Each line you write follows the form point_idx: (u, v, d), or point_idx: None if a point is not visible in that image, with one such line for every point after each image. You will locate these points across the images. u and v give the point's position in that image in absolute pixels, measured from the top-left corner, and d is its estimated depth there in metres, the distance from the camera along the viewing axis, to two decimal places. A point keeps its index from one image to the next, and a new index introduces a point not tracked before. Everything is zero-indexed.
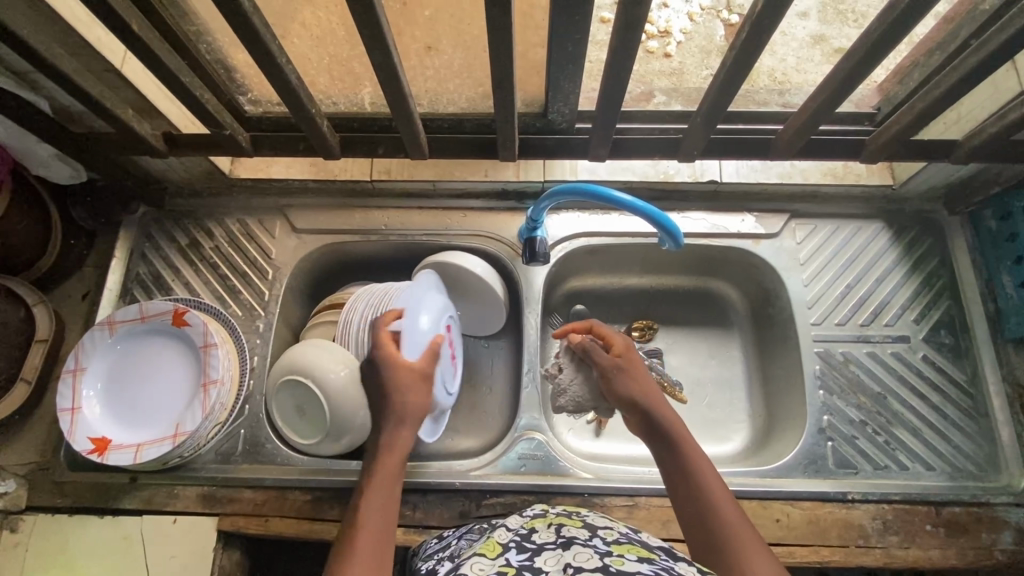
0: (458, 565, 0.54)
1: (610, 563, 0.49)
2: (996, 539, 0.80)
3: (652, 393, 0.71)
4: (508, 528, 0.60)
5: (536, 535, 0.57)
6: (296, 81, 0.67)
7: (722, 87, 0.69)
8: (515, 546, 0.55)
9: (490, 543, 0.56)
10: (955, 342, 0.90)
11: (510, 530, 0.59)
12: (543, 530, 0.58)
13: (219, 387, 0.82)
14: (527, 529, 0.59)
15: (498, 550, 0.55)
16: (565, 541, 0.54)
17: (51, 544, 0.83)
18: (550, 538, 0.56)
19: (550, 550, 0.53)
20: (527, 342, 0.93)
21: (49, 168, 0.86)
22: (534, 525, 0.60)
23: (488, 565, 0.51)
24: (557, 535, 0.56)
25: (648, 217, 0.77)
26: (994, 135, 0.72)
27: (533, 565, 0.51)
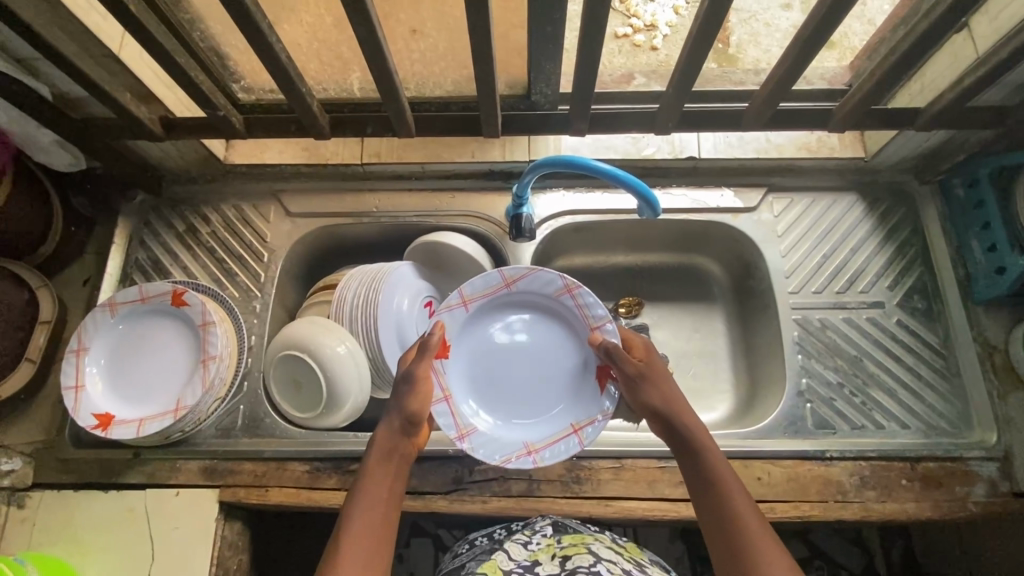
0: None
1: None
2: (969, 492, 0.83)
3: (676, 403, 0.72)
4: (513, 555, 0.72)
5: (540, 567, 0.69)
6: (287, 61, 0.70)
7: (691, 59, 0.72)
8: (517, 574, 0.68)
9: (495, 566, 0.69)
10: (928, 306, 0.93)
11: (514, 559, 0.71)
12: (547, 562, 0.69)
13: (219, 363, 0.85)
14: (531, 561, 0.70)
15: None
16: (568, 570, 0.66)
17: (57, 519, 0.85)
18: (553, 570, 0.67)
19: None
20: (565, 318, 0.87)
21: (50, 155, 0.88)
22: (538, 556, 0.71)
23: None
24: (560, 566, 0.67)
25: (631, 187, 0.80)
26: (953, 101, 0.75)
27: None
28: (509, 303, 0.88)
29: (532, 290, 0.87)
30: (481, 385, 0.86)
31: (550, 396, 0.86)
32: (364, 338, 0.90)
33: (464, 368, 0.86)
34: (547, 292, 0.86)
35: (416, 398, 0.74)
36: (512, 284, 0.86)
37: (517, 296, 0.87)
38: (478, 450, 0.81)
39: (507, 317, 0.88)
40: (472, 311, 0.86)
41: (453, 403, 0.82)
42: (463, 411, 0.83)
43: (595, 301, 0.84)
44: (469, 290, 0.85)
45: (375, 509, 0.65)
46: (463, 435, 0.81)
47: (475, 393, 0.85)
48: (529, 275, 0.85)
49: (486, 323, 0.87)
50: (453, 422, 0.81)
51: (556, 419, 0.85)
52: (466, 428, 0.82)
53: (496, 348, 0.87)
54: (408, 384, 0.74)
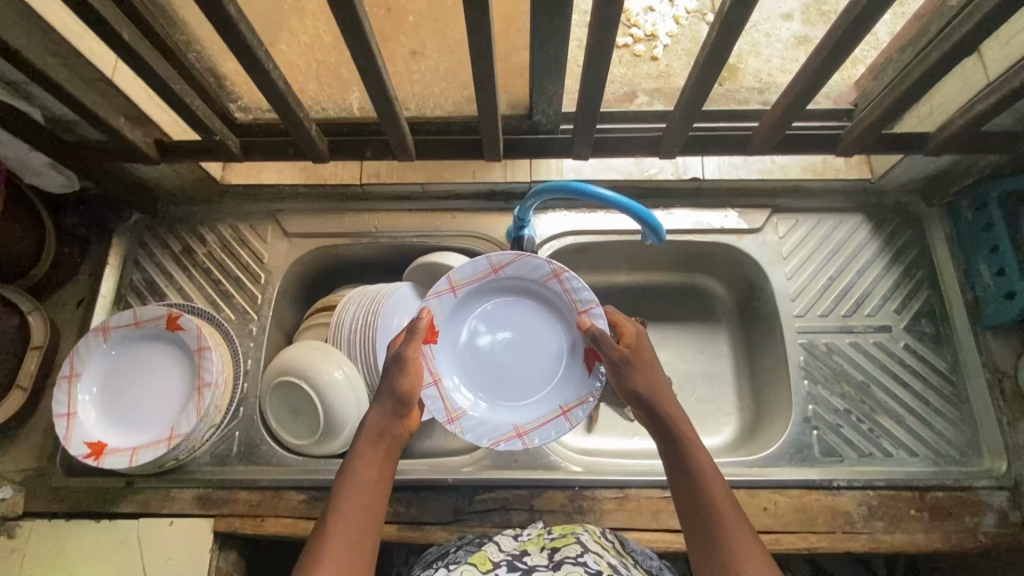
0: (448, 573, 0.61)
1: None
2: (979, 522, 0.82)
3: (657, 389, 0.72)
4: (502, 546, 0.67)
5: (527, 558, 0.63)
6: (284, 87, 0.68)
7: (697, 84, 0.71)
8: (506, 565, 0.62)
9: (482, 556, 0.63)
10: (936, 330, 0.92)
11: (503, 549, 0.65)
12: (536, 553, 0.64)
13: (214, 389, 0.84)
14: (519, 551, 0.65)
15: (489, 565, 0.61)
16: (556, 562, 0.60)
17: (47, 551, 0.82)
18: (542, 560, 0.62)
19: (540, 571, 0.59)
20: (553, 302, 0.87)
21: (43, 177, 0.86)
22: (527, 547, 0.66)
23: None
24: (548, 558, 0.62)
25: (633, 214, 0.79)
26: (963, 127, 0.74)
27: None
28: (497, 289, 0.88)
29: (520, 276, 0.87)
30: (470, 369, 0.86)
31: (538, 378, 0.86)
32: (362, 362, 0.89)
33: (454, 352, 0.86)
34: (534, 278, 0.86)
35: (408, 378, 0.73)
36: (499, 270, 0.86)
37: (506, 283, 0.88)
38: (468, 432, 0.81)
39: (496, 303, 0.88)
40: (461, 297, 0.86)
41: (443, 387, 0.83)
42: (452, 394, 0.83)
43: (581, 286, 0.84)
44: (458, 276, 0.85)
45: (366, 493, 0.63)
46: (453, 418, 0.82)
47: (464, 376, 0.86)
48: (516, 261, 0.85)
49: (474, 308, 0.88)
50: (443, 405, 0.82)
51: (545, 401, 0.85)
52: (456, 412, 0.82)
53: (485, 333, 0.88)
54: (398, 366, 0.73)
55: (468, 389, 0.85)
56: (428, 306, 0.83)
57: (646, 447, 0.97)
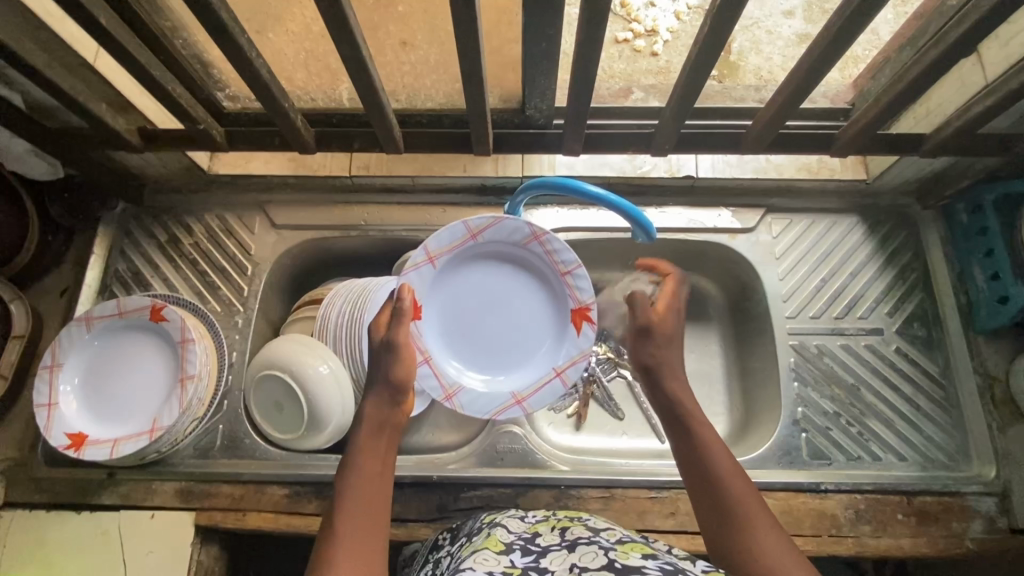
0: (461, 559, 0.56)
1: (615, 559, 0.52)
2: (966, 528, 0.81)
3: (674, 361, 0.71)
4: (510, 529, 0.62)
5: (540, 538, 0.60)
6: (268, 77, 0.67)
7: (690, 81, 0.70)
8: (518, 548, 0.58)
9: (493, 540, 0.59)
10: (928, 334, 0.91)
11: (513, 532, 0.61)
12: (547, 533, 0.61)
13: (197, 382, 0.83)
14: (530, 533, 0.61)
15: (502, 548, 0.58)
16: (570, 542, 0.57)
17: (27, 542, 0.82)
18: (554, 540, 0.59)
19: (555, 550, 0.56)
20: (536, 264, 0.85)
21: (24, 163, 0.87)
22: (538, 528, 0.62)
23: (492, 562, 0.54)
24: (560, 537, 0.59)
25: (620, 211, 0.78)
26: (960, 129, 0.73)
27: (538, 565, 0.54)
28: (478, 254, 0.85)
29: (500, 240, 0.84)
30: (459, 339, 0.85)
31: (529, 341, 0.86)
32: (347, 356, 0.88)
33: (441, 326, 0.85)
34: (513, 241, 0.84)
35: (401, 364, 0.69)
36: (478, 235, 0.83)
37: (485, 248, 0.85)
38: (466, 406, 0.83)
39: (476, 269, 0.85)
40: (440, 266, 0.84)
41: (436, 364, 0.83)
42: (447, 370, 0.84)
43: (563, 247, 0.83)
44: (434, 245, 0.82)
45: (370, 484, 0.60)
46: (451, 394, 0.83)
47: (455, 349, 0.85)
48: (495, 225, 0.82)
49: (457, 276, 0.85)
50: (438, 381, 0.83)
51: (538, 364, 0.86)
52: (452, 388, 0.83)
53: (468, 300, 0.85)
54: (389, 352, 0.70)
55: (461, 360, 0.85)
56: (405, 280, 0.81)
57: (634, 446, 0.97)
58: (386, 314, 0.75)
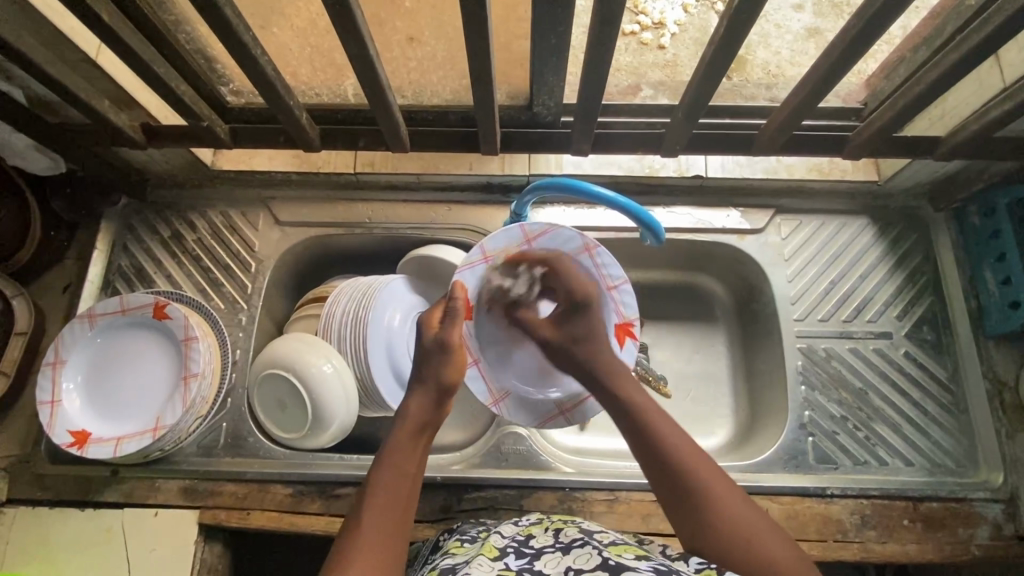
0: (457, 565, 0.56)
1: (609, 558, 0.53)
2: (972, 534, 0.81)
3: (569, 324, 0.78)
4: (504, 532, 0.62)
5: (533, 540, 0.59)
6: (273, 74, 0.66)
7: (703, 81, 0.69)
8: (513, 552, 0.57)
9: (487, 546, 0.58)
10: (938, 338, 0.90)
11: (507, 535, 0.61)
12: (541, 534, 0.60)
13: (201, 381, 0.82)
14: (524, 534, 0.61)
15: (496, 553, 0.56)
16: (564, 544, 0.57)
17: (29, 539, 0.82)
18: (548, 542, 0.58)
19: (549, 553, 0.56)
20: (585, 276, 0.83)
21: (27, 159, 0.86)
22: (532, 529, 0.61)
23: (487, 566, 0.54)
24: (554, 539, 0.59)
25: (628, 212, 0.77)
26: (976, 133, 0.72)
27: (533, 568, 0.54)
28: (531, 259, 0.83)
29: (552, 249, 0.82)
30: (506, 343, 0.86)
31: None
32: (353, 355, 0.87)
33: (488, 329, 0.85)
34: (566, 250, 0.81)
35: (451, 366, 0.69)
36: (533, 241, 0.80)
37: (538, 254, 0.82)
38: (511, 411, 0.85)
39: (526, 274, 0.83)
40: (493, 266, 0.81)
41: (482, 367, 0.85)
42: (492, 373, 0.85)
43: (613, 262, 0.81)
44: (490, 245, 0.80)
45: (400, 485, 0.60)
46: (496, 400, 0.84)
47: (498, 353, 0.86)
48: (550, 232, 0.80)
49: (507, 280, 0.83)
50: (484, 385, 0.84)
51: None
52: (498, 394, 0.84)
53: (514, 306, 0.84)
54: (442, 353, 0.68)
55: (507, 366, 0.86)
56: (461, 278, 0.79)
57: None
58: (438, 312, 0.73)
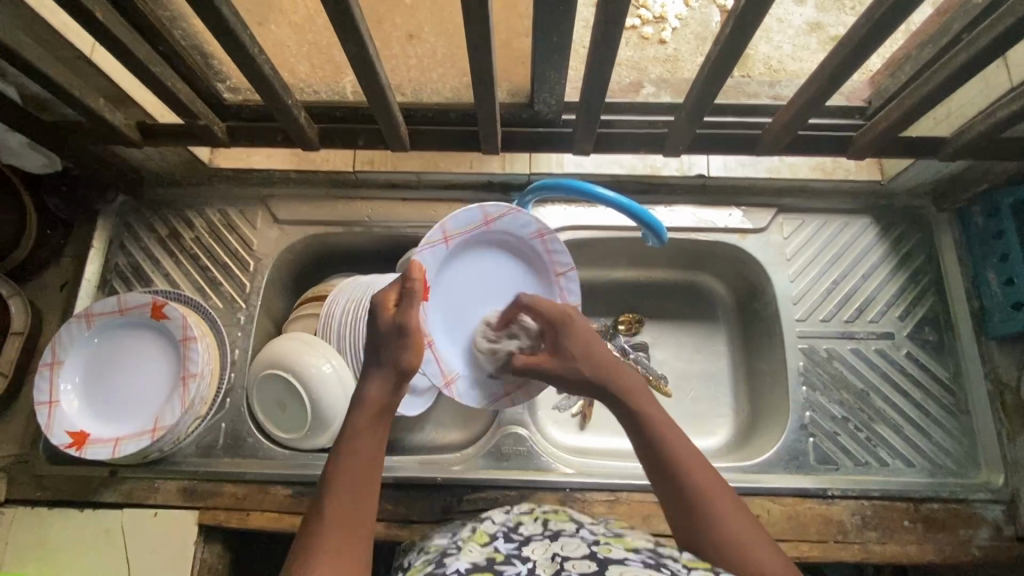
0: (447, 548, 0.56)
1: (597, 551, 0.53)
2: (972, 535, 0.81)
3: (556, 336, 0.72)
4: (495, 519, 0.62)
5: (523, 528, 0.59)
6: (270, 72, 0.65)
7: (709, 78, 0.68)
8: (502, 536, 0.58)
9: (478, 531, 0.59)
10: (939, 339, 0.90)
11: (497, 522, 0.61)
12: (530, 523, 0.60)
13: (199, 381, 0.82)
14: (514, 521, 0.61)
15: (486, 538, 0.57)
16: (552, 533, 0.57)
17: (30, 540, 0.82)
18: (537, 530, 0.58)
19: (537, 540, 0.56)
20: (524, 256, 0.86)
21: (20, 156, 0.84)
22: (521, 517, 0.62)
23: (477, 551, 0.54)
24: (543, 527, 0.59)
25: (631, 214, 0.75)
26: (983, 133, 0.71)
27: (521, 553, 0.54)
28: (484, 243, 0.84)
29: (506, 234, 0.84)
30: (464, 328, 0.83)
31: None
32: (351, 354, 0.87)
33: (443, 310, 0.83)
34: (520, 235, 0.84)
35: (410, 348, 0.65)
36: (491, 222, 0.82)
37: (492, 237, 0.84)
38: (464, 395, 0.82)
39: (481, 256, 0.84)
40: (453, 247, 0.82)
41: (437, 350, 0.80)
42: (448, 356, 0.81)
43: (564, 250, 0.85)
44: (450, 226, 0.79)
45: (360, 477, 0.58)
46: (450, 381, 0.81)
47: (455, 337, 0.83)
48: (511, 214, 0.82)
49: (462, 261, 0.83)
50: (439, 368, 0.80)
51: None
52: (451, 375, 0.81)
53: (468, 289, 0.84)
54: (400, 334, 0.65)
55: (462, 348, 0.83)
56: (422, 259, 0.78)
57: None
58: (394, 293, 0.70)
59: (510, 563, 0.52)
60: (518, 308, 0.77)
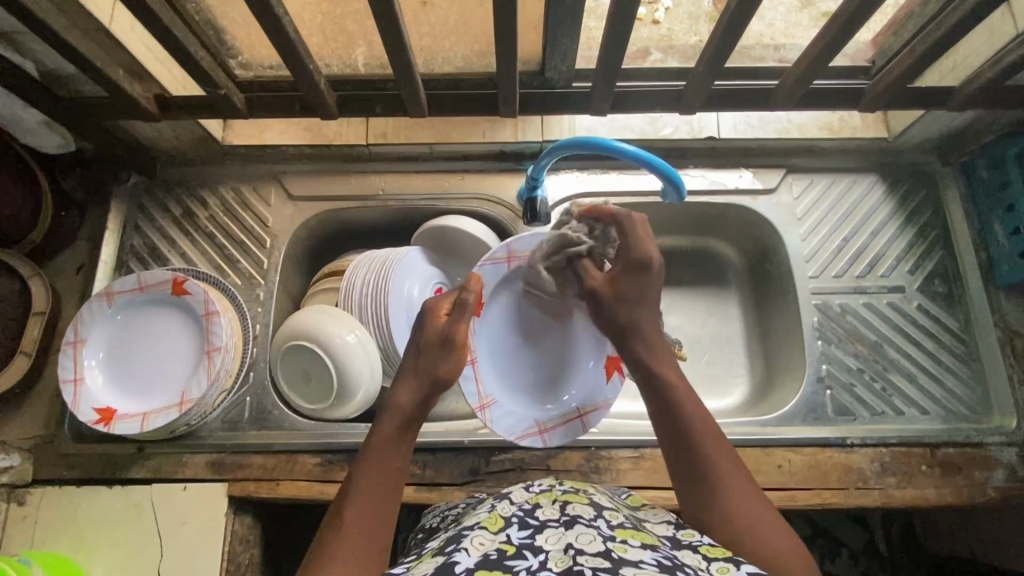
0: (457, 534, 0.53)
1: (613, 549, 0.49)
2: (988, 477, 0.83)
3: (620, 283, 0.71)
4: (514, 500, 0.59)
5: (540, 512, 0.56)
6: (294, 35, 0.65)
7: (724, 34, 0.69)
8: (517, 521, 0.54)
9: (492, 515, 0.56)
10: (949, 291, 0.92)
11: (515, 503, 0.58)
12: (548, 506, 0.57)
13: (224, 354, 0.82)
14: (531, 504, 0.58)
15: (500, 524, 0.54)
16: (569, 519, 0.53)
17: (61, 518, 0.82)
18: (554, 514, 0.55)
19: (553, 526, 0.52)
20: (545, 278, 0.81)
21: (37, 135, 0.84)
22: (539, 499, 0.59)
23: (487, 542, 0.51)
24: (561, 512, 0.55)
25: (655, 168, 0.76)
26: (992, 79, 0.72)
27: (534, 543, 0.51)
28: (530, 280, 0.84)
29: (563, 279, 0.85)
30: (504, 359, 0.85)
31: (563, 379, 0.86)
32: (374, 326, 0.88)
33: (490, 336, 0.84)
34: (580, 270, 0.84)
35: (451, 362, 0.67)
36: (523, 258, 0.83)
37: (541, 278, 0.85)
38: (496, 422, 0.81)
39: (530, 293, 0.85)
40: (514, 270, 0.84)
41: (478, 368, 0.81)
42: (487, 379, 0.82)
43: None
44: (516, 246, 0.82)
45: (376, 490, 0.57)
46: (485, 404, 0.81)
47: (495, 367, 0.84)
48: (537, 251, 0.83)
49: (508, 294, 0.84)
50: (476, 389, 0.81)
51: (563, 401, 0.86)
52: (487, 399, 0.81)
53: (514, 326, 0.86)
54: (447, 348, 0.67)
55: (499, 375, 0.84)
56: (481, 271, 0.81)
57: None
58: (445, 304, 0.71)
59: (521, 555, 0.49)
60: (611, 218, 0.74)
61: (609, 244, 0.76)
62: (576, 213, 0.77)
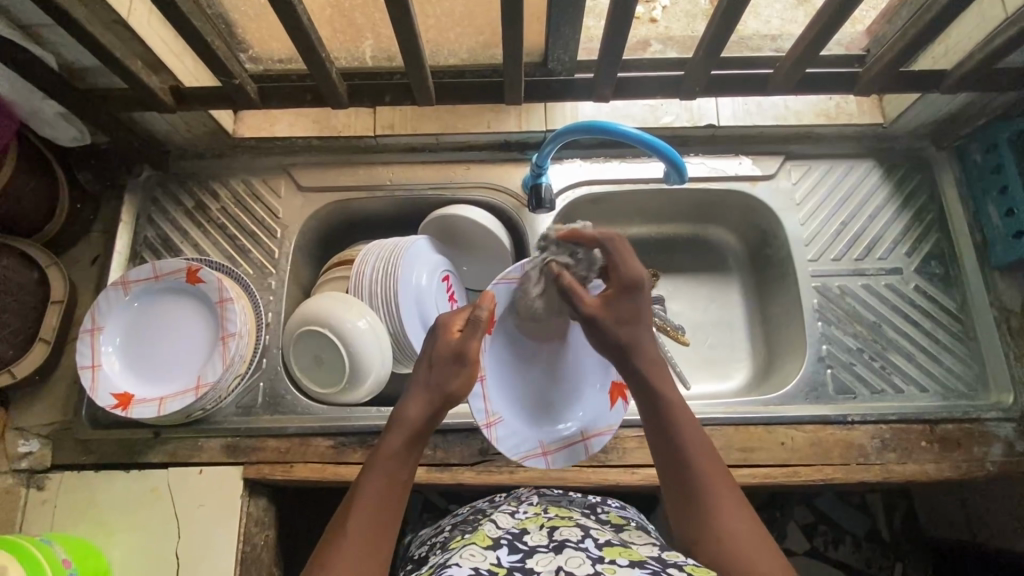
0: (448, 555, 0.56)
1: (601, 570, 0.51)
2: (986, 452, 0.84)
3: (616, 304, 0.72)
4: (500, 524, 0.63)
5: (527, 537, 0.59)
6: (307, 23, 0.67)
7: (722, 21, 0.71)
8: (506, 544, 0.58)
9: (482, 535, 0.60)
10: (946, 272, 0.94)
11: (501, 527, 0.62)
12: (535, 532, 0.60)
13: (238, 340, 0.84)
14: (518, 529, 0.62)
15: (489, 543, 0.58)
16: (557, 544, 0.56)
17: (80, 502, 0.84)
18: (542, 540, 0.58)
19: (542, 551, 0.55)
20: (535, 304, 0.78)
21: (56, 128, 0.85)
22: (526, 525, 0.63)
23: (478, 559, 0.54)
24: (548, 537, 0.59)
25: (658, 151, 0.79)
26: (983, 61, 0.75)
27: (524, 565, 0.53)
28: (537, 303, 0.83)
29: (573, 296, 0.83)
30: (511, 379, 0.85)
31: (565, 403, 0.86)
32: (384, 310, 0.90)
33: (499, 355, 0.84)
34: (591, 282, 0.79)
35: (459, 378, 0.68)
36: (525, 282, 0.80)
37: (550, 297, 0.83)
38: (501, 441, 0.80)
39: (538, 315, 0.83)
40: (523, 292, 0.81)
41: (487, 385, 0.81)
42: (495, 397, 0.81)
43: None
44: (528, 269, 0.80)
45: (382, 499, 0.58)
46: (492, 422, 0.80)
47: (501, 387, 0.83)
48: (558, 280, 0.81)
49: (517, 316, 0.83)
50: (484, 406, 0.80)
51: (567, 424, 0.85)
52: (495, 417, 0.80)
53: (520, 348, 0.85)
54: (456, 363, 0.68)
55: (505, 394, 0.83)
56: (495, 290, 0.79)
57: None
58: (459, 320, 0.72)
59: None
60: (592, 243, 0.73)
61: (592, 267, 0.75)
62: (554, 238, 0.75)
